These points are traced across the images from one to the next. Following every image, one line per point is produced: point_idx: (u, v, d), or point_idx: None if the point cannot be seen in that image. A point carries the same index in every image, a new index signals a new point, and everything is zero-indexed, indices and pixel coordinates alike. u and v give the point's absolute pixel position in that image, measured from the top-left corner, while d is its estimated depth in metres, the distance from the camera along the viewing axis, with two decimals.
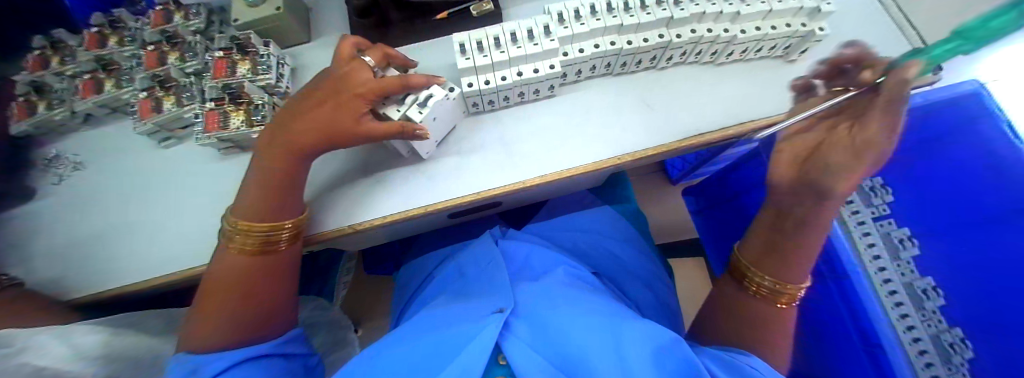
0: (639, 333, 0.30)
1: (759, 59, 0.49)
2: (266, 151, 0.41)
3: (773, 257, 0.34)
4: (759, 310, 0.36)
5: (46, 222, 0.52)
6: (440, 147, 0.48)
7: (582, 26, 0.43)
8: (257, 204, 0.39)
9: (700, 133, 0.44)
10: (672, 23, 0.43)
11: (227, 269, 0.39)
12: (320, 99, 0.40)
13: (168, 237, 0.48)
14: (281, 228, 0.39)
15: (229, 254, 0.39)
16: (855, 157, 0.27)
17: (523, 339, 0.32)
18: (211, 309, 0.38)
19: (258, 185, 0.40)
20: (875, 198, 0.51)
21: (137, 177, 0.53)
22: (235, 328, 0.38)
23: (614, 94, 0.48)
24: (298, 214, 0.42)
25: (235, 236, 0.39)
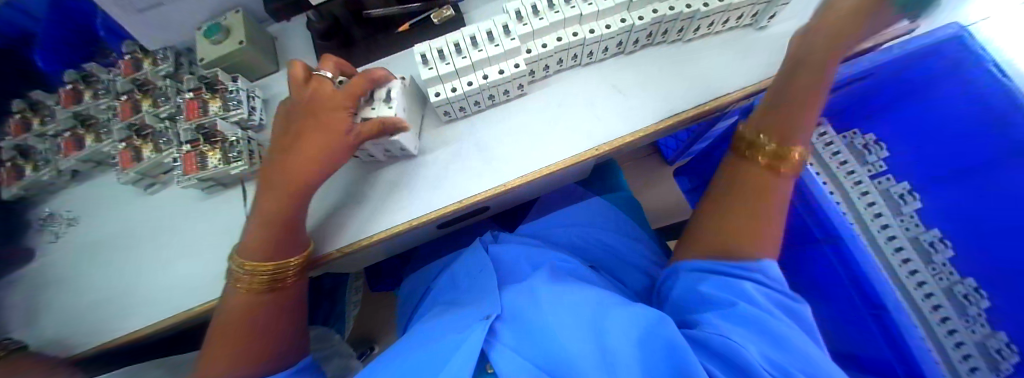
0: (622, 322, 0.30)
1: (727, 31, 0.48)
2: (268, 190, 0.40)
3: (784, 114, 0.36)
4: (762, 190, 0.35)
5: (48, 280, 0.53)
6: (421, 160, 0.47)
7: (541, 21, 0.42)
8: (261, 242, 0.39)
9: (677, 112, 0.43)
10: (632, 5, 0.42)
11: (235, 308, 0.39)
12: (300, 123, 0.40)
13: (164, 282, 0.49)
14: (290, 262, 0.40)
15: (239, 292, 0.40)
16: (802, 103, 0.36)
17: (511, 345, 0.32)
18: (222, 350, 0.38)
19: (262, 224, 0.40)
20: (870, 155, 0.61)
21: (129, 226, 0.53)
22: (247, 361, 0.38)
23: (586, 84, 0.47)
24: (303, 248, 0.42)
25: (244, 276, 0.39)
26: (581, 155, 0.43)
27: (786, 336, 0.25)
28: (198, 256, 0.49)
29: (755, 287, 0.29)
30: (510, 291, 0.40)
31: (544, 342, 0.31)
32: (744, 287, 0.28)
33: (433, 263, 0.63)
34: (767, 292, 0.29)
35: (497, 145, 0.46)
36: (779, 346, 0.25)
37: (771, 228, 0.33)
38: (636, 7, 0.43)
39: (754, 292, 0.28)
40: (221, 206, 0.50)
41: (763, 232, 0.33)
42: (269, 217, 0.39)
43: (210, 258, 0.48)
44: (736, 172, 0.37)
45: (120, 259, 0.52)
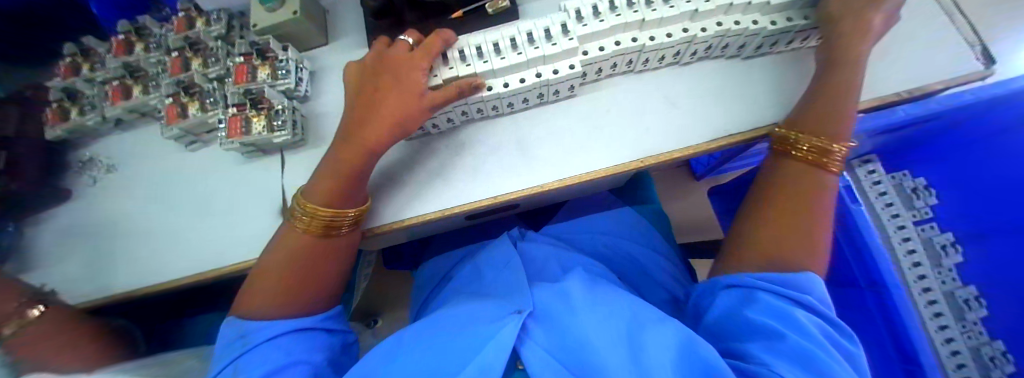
0: (657, 339, 0.29)
1: (789, 50, 0.47)
2: (343, 141, 0.41)
3: (822, 117, 0.35)
4: (804, 197, 0.34)
5: (83, 222, 0.55)
6: (459, 150, 0.47)
7: (602, 23, 0.41)
8: (327, 189, 0.40)
9: (731, 134, 0.42)
10: (696, 16, 0.41)
11: (286, 250, 0.40)
12: (379, 82, 0.41)
13: (195, 239, 0.50)
14: (345, 214, 0.40)
15: (295, 234, 0.41)
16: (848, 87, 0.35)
17: (543, 343, 0.33)
18: (260, 289, 0.39)
19: (329, 172, 0.41)
20: (916, 200, 0.63)
21: (166, 180, 0.54)
22: (284, 306, 0.39)
23: (635, 93, 0.47)
24: (361, 203, 0.42)
25: (303, 218, 0.40)
26: (627, 166, 0.42)
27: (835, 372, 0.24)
28: (232, 218, 0.50)
29: (801, 312, 0.28)
30: (539, 288, 0.40)
31: (578, 354, 0.31)
32: (792, 314, 0.27)
33: (455, 250, 0.64)
34: (815, 319, 0.28)
35: (538, 145, 0.45)
36: None
37: (815, 238, 0.33)
38: (699, 18, 0.42)
39: (802, 318, 0.27)
40: (258, 172, 0.51)
41: (807, 244, 0.33)
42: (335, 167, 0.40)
43: (243, 222, 0.49)
44: (781, 169, 0.37)
45: (156, 211, 0.53)
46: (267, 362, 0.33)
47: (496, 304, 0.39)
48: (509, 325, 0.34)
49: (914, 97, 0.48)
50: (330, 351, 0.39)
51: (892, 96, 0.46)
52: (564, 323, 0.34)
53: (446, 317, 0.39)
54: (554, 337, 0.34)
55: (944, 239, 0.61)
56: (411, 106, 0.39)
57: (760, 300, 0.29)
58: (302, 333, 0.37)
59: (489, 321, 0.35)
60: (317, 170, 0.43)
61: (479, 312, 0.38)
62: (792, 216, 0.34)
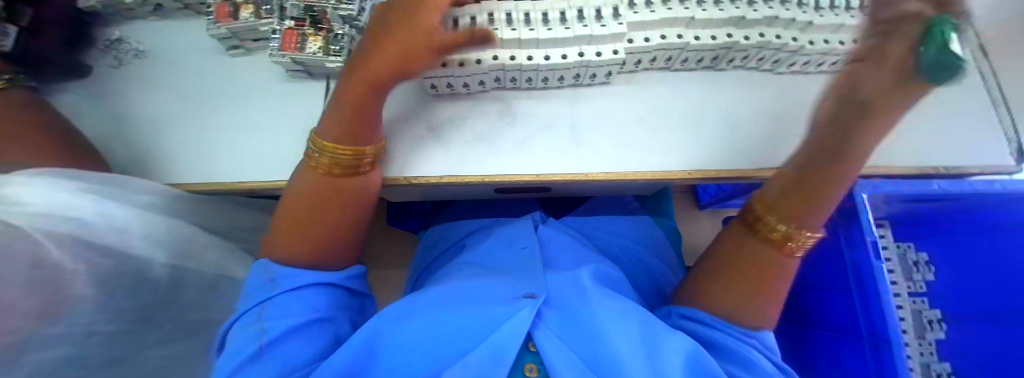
0: (676, 344, 0.33)
1: (815, 73, 0.48)
2: (349, 85, 0.38)
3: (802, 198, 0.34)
4: (754, 278, 0.36)
5: (95, 103, 0.51)
6: (509, 120, 0.47)
7: (652, 13, 0.40)
8: (342, 126, 0.38)
9: (782, 167, 0.43)
10: (743, 23, 0.41)
11: (309, 189, 0.39)
12: (385, 23, 0.37)
13: (219, 147, 0.48)
14: (363, 152, 0.39)
15: (314, 176, 0.39)
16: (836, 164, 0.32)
17: (554, 329, 0.34)
18: (291, 234, 0.39)
19: (341, 112, 0.38)
20: (915, 273, 0.64)
21: (197, 80, 0.52)
22: (310, 253, 0.40)
23: (698, 102, 0.46)
24: (378, 143, 0.41)
25: (320, 157, 0.38)
26: (677, 175, 0.42)
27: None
28: (263, 135, 0.48)
29: (755, 352, 0.34)
30: (552, 277, 0.41)
31: (594, 347, 0.33)
32: (726, 343, 0.34)
33: (471, 219, 0.64)
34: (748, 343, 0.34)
35: (591, 134, 0.45)
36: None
37: (775, 292, 0.37)
38: (743, 25, 0.42)
39: (736, 350, 0.33)
40: (300, 95, 0.49)
41: (767, 302, 0.37)
42: (347, 111, 0.37)
43: (277, 142, 0.47)
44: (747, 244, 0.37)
45: (179, 109, 0.50)
46: (295, 312, 0.35)
47: (509, 282, 0.40)
48: (526, 308, 0.34)
49: (952, 177, 0.49)
50: (341, 307, 0.41)
51: (940, 168, 0.47)
52: (581, 316, 0.35)
53: (452, 291, 0.40)
54: (568, 324, 0.35)
55: (931, 315, 0.63)
56: (421, 52, 0.35)
57: (726, 335, 0.35)
58: (322, 288, 0.39)
59: (501, 303, 0.36)
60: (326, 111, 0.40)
61: (486, 291, 0.39)
62: (759, 276, 0.36)
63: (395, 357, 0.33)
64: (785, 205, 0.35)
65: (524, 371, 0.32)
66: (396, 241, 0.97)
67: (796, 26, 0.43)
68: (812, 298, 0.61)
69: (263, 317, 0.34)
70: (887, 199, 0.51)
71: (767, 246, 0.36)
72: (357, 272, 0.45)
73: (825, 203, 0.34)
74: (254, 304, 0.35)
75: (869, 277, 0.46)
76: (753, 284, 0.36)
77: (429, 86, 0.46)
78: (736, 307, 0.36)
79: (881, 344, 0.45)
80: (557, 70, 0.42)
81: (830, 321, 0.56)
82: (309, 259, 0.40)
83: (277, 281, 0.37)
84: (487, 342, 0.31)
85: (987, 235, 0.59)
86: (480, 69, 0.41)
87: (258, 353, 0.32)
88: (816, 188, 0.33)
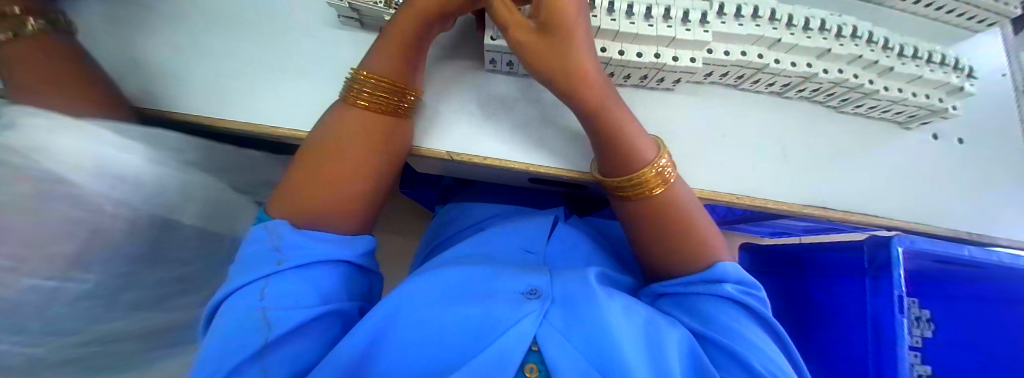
0: (676, 344, 0.33)
1: (877, 119, 0.50)
2: (387, 30, 0.40)
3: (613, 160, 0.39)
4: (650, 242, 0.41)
5: (125, 11, 0.47)
6: (562, 111, 0.45)
7: (740, 27, 0.40)
8: (386, 63, 0.39)
9: (824, 206, 0.45)
10: (825, 56, 0.43)
11: (346, 125, 0.38)
12: None
13: (258, 84, 0.45)
14: (406, 93, 0.40)
15: (355, 112, 0.39)
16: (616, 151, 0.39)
17: (557, 327, 0.33)
18: (317, 174, 0.37)
19: (384, 52, 0.40)
20: (917, 329, 0.62)
21: (239, 9, 0.48)
22: (338, 199, 0.37)
23: (752, 125, 0.47)
24: (416, 88, 0.42)
25: (360, 93, 0.39)
26: (698, 191, 0.43)
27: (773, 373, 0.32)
28: (302, 80, 0.45)
29: (730, 307, 0.36)
30: (559, 275, 0.40)
31: (598, 348, 0.32)
32: (710, 313, 0.36)
33: (493, 203, 0.63)
34: (735, 313, 0.36)
35: None
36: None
37: (693, 240, 0.39)
38: (825, 58, 0.43)
39: (714, 314, 0.35)
40: (348, 44, 0.47)
41: (684, 248, 0.39)
42: (386, 50, 0.40)
43: (322, 89, 0.45)
44: (627, 216, 0.42)
45: (217, 36, 0.47)
46: (301, 294, 0.32)
47: (514, 273, 0.39)
48: (531, 314, 0.34)
49: (982, 243, 0.50)
50: (354, 284, 0.38)
51: (964, 234, 0.48)
52: (587, 310, 0.34)
53: (446, 277, 0.38)
54: (570, 318, 0.34)
55: (922, 370, 0.60)
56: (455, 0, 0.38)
57: (704, 310, 0.36)
58: (337, 265, 0.36)
59: (505, 300, 0.35)
60: (365, 55, 0.41)
61: (486, 282, 0.38)
62: (668, 234, 0.40)
63: (398, 338, 0.32)
64: (612, 165, 0.39)
65: (524, 372, 0.31)
66: (404, 211, 0.95)
67: (875, 69, 0.44)
68: (824, 339, 0.63)
69: (266, 296, 0.31)
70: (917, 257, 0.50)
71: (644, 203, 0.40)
72: (370, 244, 0.41)
73: (626, 134, 0.38)
74: (255, 280, 0.32)
75: (889, 332, 0.46)
76: (672, 239, 0.40)
77: (488, 60, 0.44)
78: (675, 261, 0.40)
79: None
80: (630, 69, 0.41)
81: (838, 365, 0.58)
82: (336, 205, 0.37)
83: (280, 242, 0.34)
84: (492, 345, 0.31)
85: (977, 302, 0.61)
86: None
87: (262, 349, 0.29)
88: (607, 133, 0.38)
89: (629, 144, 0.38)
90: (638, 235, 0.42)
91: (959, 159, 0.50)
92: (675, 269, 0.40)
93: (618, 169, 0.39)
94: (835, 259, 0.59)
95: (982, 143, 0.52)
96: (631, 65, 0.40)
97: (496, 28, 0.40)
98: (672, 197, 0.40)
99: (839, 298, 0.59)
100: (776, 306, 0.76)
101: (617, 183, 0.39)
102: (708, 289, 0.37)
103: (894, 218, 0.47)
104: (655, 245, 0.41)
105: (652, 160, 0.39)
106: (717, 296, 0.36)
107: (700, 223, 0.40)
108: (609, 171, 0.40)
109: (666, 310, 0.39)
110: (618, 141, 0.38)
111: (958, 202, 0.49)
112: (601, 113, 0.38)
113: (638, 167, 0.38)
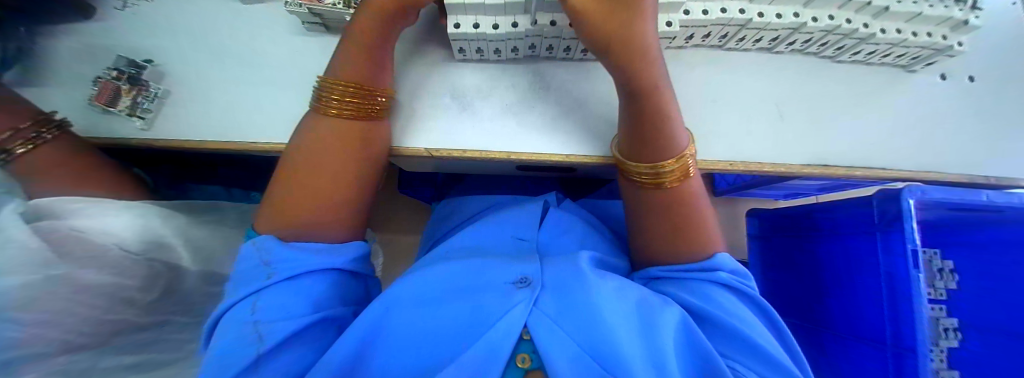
0: (671, 322, 0.33)
1: (877, 64, 0.47)
2: (352, 33, 0.39)
3: (645, 145, 0.37)
4: (660, 229, 0.40)
5: (101, 48, 0.48)
6: (540, 93, 0.44)
7: None
8: (354, 65, 0.39)
9: (825, 163, 0.43)
10: (812, 3, 0.40)
11: (323, 136, 0.38)
12: None
13: (232, 103, 0.45)
14: (376, 95, 0.39)
15: (328, 121, 0.38)
16: (644, 132, 0.37)
17: (548, 316, 0.33)
18: (307, 190, 0.37)
19: (351, 55, 0.39)
20: (939, 280, 0.59)
21: (209, 28, 0.48)
22: (336, 215, 0.38)
23: (742, 86, 0.45)
24: (387, 87, 0.41)
25: (333, 99, 0.38)
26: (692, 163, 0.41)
27: (766, 346, 0.32)
28: (275, 91, 0.45)
29: (721, 290, 0.36)
30: (550, 261, 0.40)
31: (588, 331, 0.31)
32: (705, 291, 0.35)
33: (487, 195, 0.62)
34: (725, 292, 0.36)
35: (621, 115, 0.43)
36: (760, 357, 0.32)
37: (685, 216, 0.39)
38: (812, 6, 0.40)
39: (710, 292, 0.35)
40: (316, 50, 0.46)
41: (682, 227, 0.39)
42: (356, 56, 0.39)
43: (294, 99, 0.45)
44: (636, 200, 0.41)
45: (190, 60, 0.47)
46: (293, 304, 0.32)
47: (503, 263, 0.39)
48: (521, 303, 0.33)
49: (1001, 186, 0.47)
50: (348, 292, 0.39)
51: (982, 178, 0.45)
52: (578, 295, 0.34)
53: (436, 274, 0.38)
54: (561, 302, 0.34)
55: (947, 323, 0.58)
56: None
57: (697, 289, 0.36)
58: (326, 272, 0.36)
59: (494, 291, 0.35)
60: (332, 57, 0.40)
61: (477, 275, 0.37)
62: (662, 212, 0.39)
63: (389, 339, 0.33)
64: (640, 149, 0.37)
65: (518, 362, 0.31)
66: (407, 210, 0.96)
67: (868, 12, 0.41)
68: (836, 298, 0.61)
69: (256, 310, 0.31)
70: (929, 207, 0.47)
71: (665, 190, 0.39)
72: (361, 249, 0.41)
73: (667, 118, 0.37)
74: (246, 296, 0.32)
75: (906, 287, 0.44)
76: (671, 220, 0.39)
77: (457, 50, 0.42)
78: (673, 243, 0.39)
79: (907, 352, 0.43)
80: None
81: (855, 326, 0.56)
82: (330, 221, 0.37)
83: (266, 257, 0.34)
84: (482, 338, 0.31)
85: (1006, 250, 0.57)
86: (517, 34, 0.38)
87: (257, 362, 0.29)
88: (648, 115, 0.36)
89: (667, 130, 0.36)
90: (645, 218, 0.41)
91: (969, 100, 0.47)
92: (681, 252, 0.39)
93: (650, 153, 0.37)
94: (842, 216, 0.57)
95: (994, 79, 0.48)
96: None
97: (459, 15, 0.38)
98: (689, 189, 0.40)
99: (851, 256, 0.57)
100: (787, 270, 0.74)
101: (646, 165, 0.37)
102: (702, 274, 0.37)
103: (902, 169, 0.44)
104: (654, 229, 0.40)
105: (683, 150, 0.38)
106: (709, 280, 0.36)
107: (704, 214, 0.40)
108: (636, 151, 0.38)
109: (661, 290, 0.39)
110: (658, 124, 0.36)
111: (972, 146, 0.45)
112: (649, 89, 0.36)
113: (668, 153, 0.37)
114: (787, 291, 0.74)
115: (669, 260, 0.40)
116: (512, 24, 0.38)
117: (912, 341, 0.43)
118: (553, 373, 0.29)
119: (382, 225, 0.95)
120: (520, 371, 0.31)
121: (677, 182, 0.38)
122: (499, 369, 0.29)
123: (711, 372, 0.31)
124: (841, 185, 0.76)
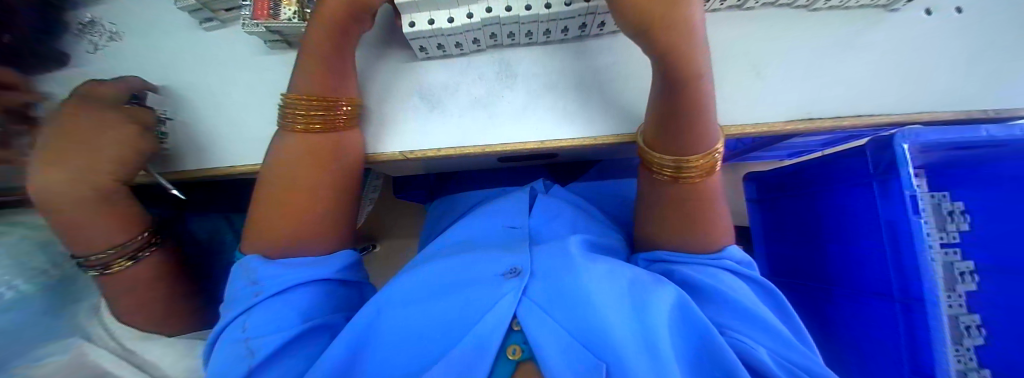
0: (668, 300, 0.32)
1: (856, 7, 0.45)
2: (308, 47, 0.39)
3: (669, 137, 0.34)
4: (670, 222, 0.39)
5: None
6: (508, 81, 0.43)
7: None
8: (314, 78, 0.39)
9: (809, 117, 0.41)
10: None
11: (303, 161, 0.38)
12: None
13: (209, 132, 0.46)
14: (338, 105, 0.38)
15: (296, 137, 0.39)
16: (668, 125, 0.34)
17: (539, 304, 0.33)
18: (301, 222, 0.37)
19: (311, 68, 0.39)
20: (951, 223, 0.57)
21: (176, 60, 0.49)
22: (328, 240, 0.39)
23: (713, 50, 0.43)
24: (351, 94, 0.40)
25: (297, 115, 0.38)
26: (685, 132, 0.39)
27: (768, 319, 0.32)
28: (249, 112, 0.45)
29: (729, 275, 0.36)
30: (540, 249, 0.39)
31: (578, 318, 0.31)
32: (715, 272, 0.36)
33: (476, 190, 0.62)
34: (733, 276, 0.36)
35: (596, 94, 0.42)
36: (759, 328, 0.32)
37: (691, 200, 0.37)
38: None
39: (717, 273, 0.36)
40: (282, 67, 0.46)
41: (676, 215, 0.38)
42: (318, 73, 0.38)
43: (266, 119, 0.45)
44: (650, 189, 0.40)
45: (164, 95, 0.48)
46: (283, 318, 0.33)
47: (491, 255, 0.39)
48: (509, 293, 0.33)
49: (996, 118, 0.44)
50: (341, 304, 0.39)
51: (980, 112, 0.42)
52: (567, 280, 0.33)
53: (426, 273, 0.38)
54: (552, 291, 0.33)
55: (963, 266, 0.55)
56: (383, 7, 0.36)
57: (704, 271, 0.36)
58: (314, 284, 0.36)
59: (483, 285, 0.35)
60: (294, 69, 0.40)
61: (466, 269, 0.37)
62: (667, 202, 0.38)
63: (381, 344, 0.33)
64: (667, 139, 0.35)
65: (509, 353, 0.31)
66: (405, 214, 0.97)
67: None
68: (840, 255, 0.59)
69: (247, 328, 0.32)
70: (929, 148, 0.45)
71: (687, 184, 0.37)
72: (349, 257, 0.41)
73: (698, 112, 0.33)
74: (237, 315, 0.33)
75: (907, 236, 0.42)
76: (677, 207, 0.38)
77: (417, 48, 0.42)
78: (668, 220, 0.39)
79: (917, 304, 0.42)
80: (561, 20, 0.38)
81: (859, 279, 0.55)
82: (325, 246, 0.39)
83: (253, 277, 0.34)
84: (469, 334, 0.30)
85: None
86: (472, 24, 0.37)
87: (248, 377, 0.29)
88: (680, 109, 0.33)
89: (699, 124, 0.34)
90: (648, 202, 0.40)
91: (955, 32, 0.45)
92: (691, 236, 0.38)
93: (677, 144, 0.35)
94: (839, 169, 0.55)
95: (981, 8, 0.46)
96: (557, 16, 0.37)
97: (412, 14, 0.38)
98: (709, 183, 0.38)
99: (852, 211, 0.55)
100: (788, 233, 0.72)
101: (670, 157, 0.35)
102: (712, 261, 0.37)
103: (891, 114, 0.42)
104: (664, 220, 0.39)
105: (707, 147, 0.35)
106: (717, 265, 0.36)
107: (710, 196, 0.39)
108: (661, 139, 0.35)
109: (665, 272, 0.38)
110: (689, 117, 0.33)
111: (962, 81, 0.43)
112: (680, 78, 0.31)
113: (692, 149, 0.35)
114: (789, 254, 0.72)
115: (670, 240, 0.39)
116: (466, 15, 0.37)
117: (919, 291, 0.41)
118: (543, 363, 0.29)
119: (383, 231, 0.96)
120: (511, 363, 0.31)
121: (697, 177, 0.36)
122: (489, 361, 0.29)
123: (708, 348, 0.30)
124: (841, 137, 0.73)
